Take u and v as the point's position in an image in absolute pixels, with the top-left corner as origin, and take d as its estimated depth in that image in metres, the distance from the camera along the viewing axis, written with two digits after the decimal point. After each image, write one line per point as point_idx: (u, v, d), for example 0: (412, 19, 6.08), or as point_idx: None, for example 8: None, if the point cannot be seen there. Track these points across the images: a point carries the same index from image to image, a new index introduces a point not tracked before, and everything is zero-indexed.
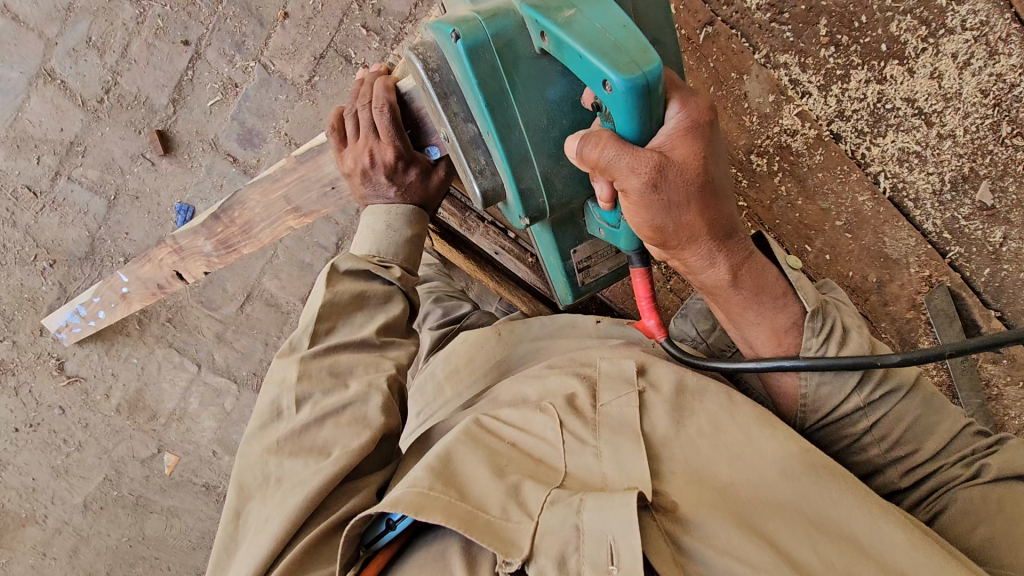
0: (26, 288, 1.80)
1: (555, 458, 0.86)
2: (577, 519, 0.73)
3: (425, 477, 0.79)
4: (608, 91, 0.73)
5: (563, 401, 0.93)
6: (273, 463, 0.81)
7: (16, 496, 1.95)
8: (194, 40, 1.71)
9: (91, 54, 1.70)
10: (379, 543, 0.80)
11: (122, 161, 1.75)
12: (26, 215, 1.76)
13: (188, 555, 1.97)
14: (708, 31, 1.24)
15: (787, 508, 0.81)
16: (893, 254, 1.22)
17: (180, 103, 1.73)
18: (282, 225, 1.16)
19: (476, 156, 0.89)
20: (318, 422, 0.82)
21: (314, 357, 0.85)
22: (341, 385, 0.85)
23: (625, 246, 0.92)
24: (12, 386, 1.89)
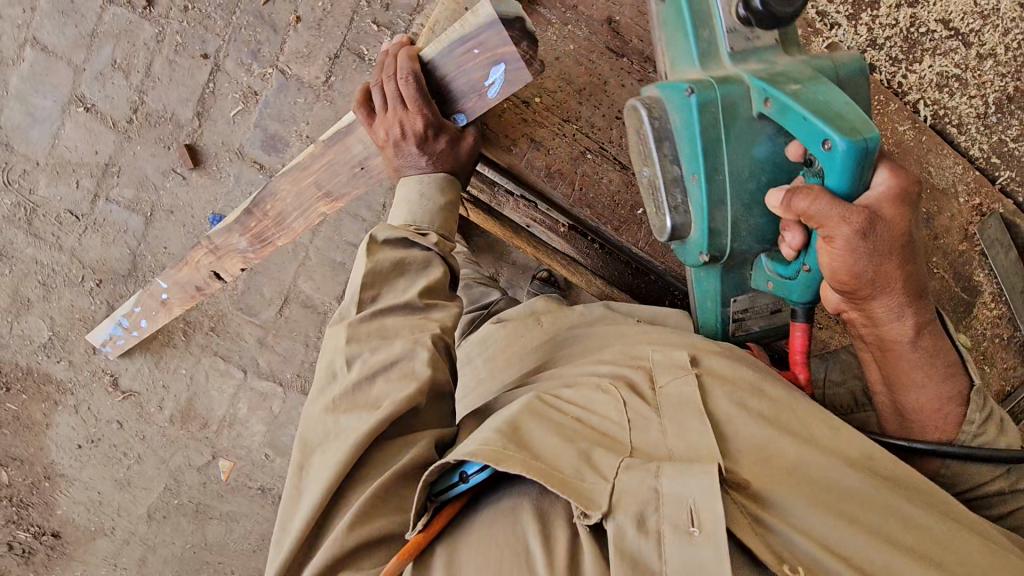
0: (77, 309, 1.86)
1: (620, 432, 0.81)
2: (655, 480, 0.70)
3: (498, 438, 0.77)
4: (826, 149, 0.79)
5: (619, 385, 0.88)
6: (331, 418, 0.81)
7: (84, 511, 2.02)
8: (213, 53, 1.75)
9: (116, 76, 1.75)
10: (447, 493, 0.78)
11: (155, 178, 1.81)
12: (70, 238, 1.83)
13: (250, 558, 2.06)
14: None
15: (849, 487, 0.78)
16: (941, 183, 1.16)
17: (205, 116, 1.78)
18: (314, 212, 1.14)
19: (674, 196, 0.94)
20: (369, 381, 0.82)
21: (361, 322, 0.86)
22: (387, 342, 0.85)
23: (799, 298, 0.93)
24: (71, 405, 1.95)
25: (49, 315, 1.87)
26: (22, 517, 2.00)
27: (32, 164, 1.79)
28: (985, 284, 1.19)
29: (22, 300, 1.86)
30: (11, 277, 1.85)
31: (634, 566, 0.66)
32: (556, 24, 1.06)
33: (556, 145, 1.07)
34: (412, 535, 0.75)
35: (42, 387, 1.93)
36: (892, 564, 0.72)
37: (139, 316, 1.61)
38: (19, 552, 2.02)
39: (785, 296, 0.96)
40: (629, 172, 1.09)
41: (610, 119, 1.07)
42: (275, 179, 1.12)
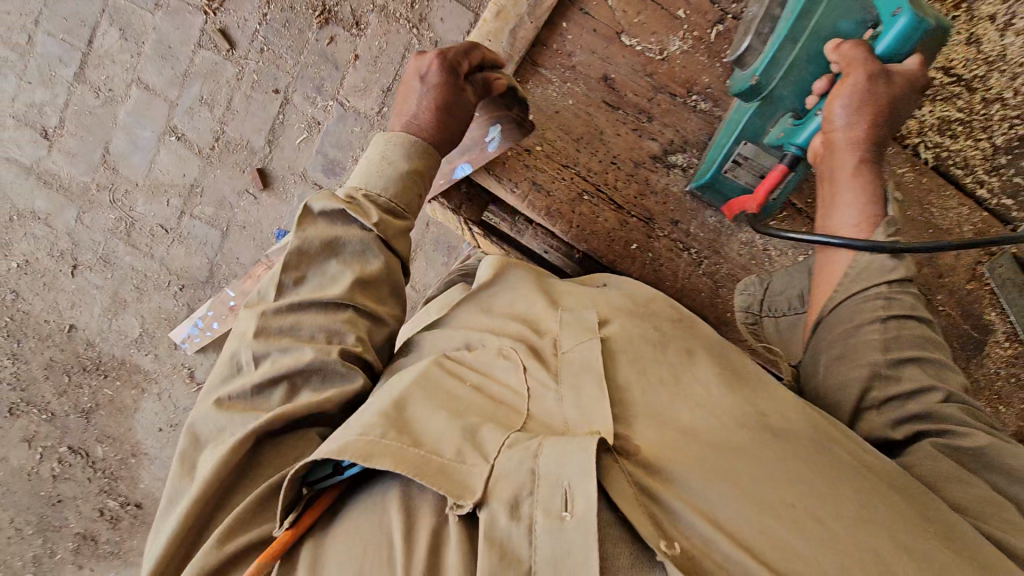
0: (163, 310, 2.15)
1: (518, 402, 0.82)
2: (531, 462, 0.68)
3: (376, 425, 0.75)
4: (894, 15, 0.84)
5: (517, 353, 0.89)
6: (224, 415, 0.83)
7: (162, 487, 2.29)
8: (283, 88, 1.98)
9: (203, 110, 2.02)
10: (324, 483, 0.78)
11: (231, 197, 2.06)
12: (160, 248, 2.11)
13: None
14: (720, 28, 1.06)
15: (743, 446, 0.76)
16: (942, 223, 1.09)
17: (275, 143, 2.01)
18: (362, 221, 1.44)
19: (760, 25, 0.92)
20: (271, 383, 0.84)
21: (274, 313, 0.87)
22: (297, 346, 0.86)
23: (799, 141, 0.93)
24: (156, 392, 2.23)
25: (140, 315, 2.16)
26: (113, 488, 2.28)
27: (133, 185, 2.09)
28: (997, 322, 1.15)
29: (121, 300, 2.16)
30: (113, 281, 2.15)
31: (503, 555, 0.64)
32: (556, 83, 1.11)
33: (554, 187, 1.15)
34: (281, 532, 0.76)
35: (133, 376, 2.22)
36: (786, 540, 0.65)
37: (212, 318, 1.90)
38: (108, 519, 2.29)
39: (788, 141, 0.95)
40: (623, 211, 1.13)
41: (607, 165, 1.12)
42: None
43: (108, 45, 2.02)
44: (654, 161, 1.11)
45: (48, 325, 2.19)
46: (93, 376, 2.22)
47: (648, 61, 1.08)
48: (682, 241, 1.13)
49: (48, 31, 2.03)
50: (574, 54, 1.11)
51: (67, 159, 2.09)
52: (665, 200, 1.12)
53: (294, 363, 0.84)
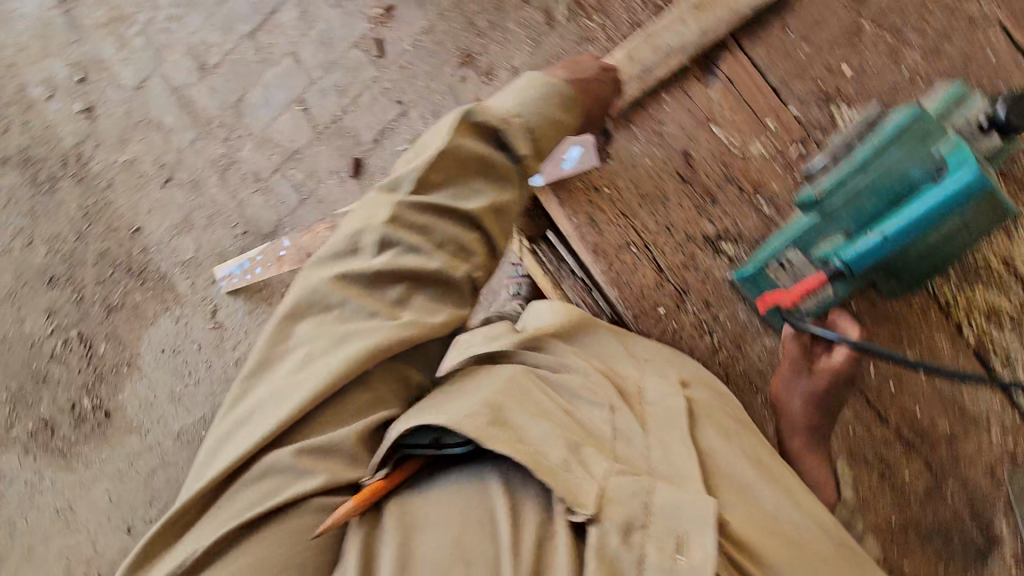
0: (219, 244, 2.33)
1: (603, 436, 0.96)
2: (646, 497, 0.82)
3: (483, 416, 0.91)
4: (956, 173, 0.92)
5: (616, 402, 1.01)
6: (336, 295, 1.04)
7: (135, 407, 2.32)
8: (406, 101, 2.24)
9: (333, 94, 2.30)
10: (418, 449, 0.96)
11: (322, 173, 2.31)
12: (244, 192, 2.34)
13: None
14: (799, 148, 1.31)
15: (812, 548, 0.89)
16: (971, 407, 1.32)
17: (380, 143, 2.27)
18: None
19: (846, 147, 1.07)
20: (389, 273, 1.05)
21: (408, 206, 1.08)
22: (423, 250, 1.07)
23: (843, 257, 1.02)
24: (175, 315, 2.33)
25: (199, 242, 2.34)
26: (93, 388, 2.33)
27: (248, 132, 2.36)
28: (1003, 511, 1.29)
29: (191, 223, 2.36)
30: (193, 204, 2.36)
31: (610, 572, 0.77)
32: (641, 143, 1.40)
33: (608, 228, 1.41)
34: (373, 480, 0.99)
35: (165, 292, 2.34)
36: None
37: (259, 264, 2.23)
38: (75, 415, 2.33)
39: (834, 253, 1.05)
40: (664, 275, 1.38)
41: (661, 227, 1.38)
42: None
43: (284, 19, 2.33)
44: (704, 241, 1.36)
45: (121, 219, 2.38)
46: (132, 279, 2.35)
47: (727, 152, 1.35)
48: (708, 322, 1.36)
49: None
50: (664, 121, 1.39)
51: (206, 92, 2.38)
52: (705, 279, 1.36)
53: (412, 318, 1.05)
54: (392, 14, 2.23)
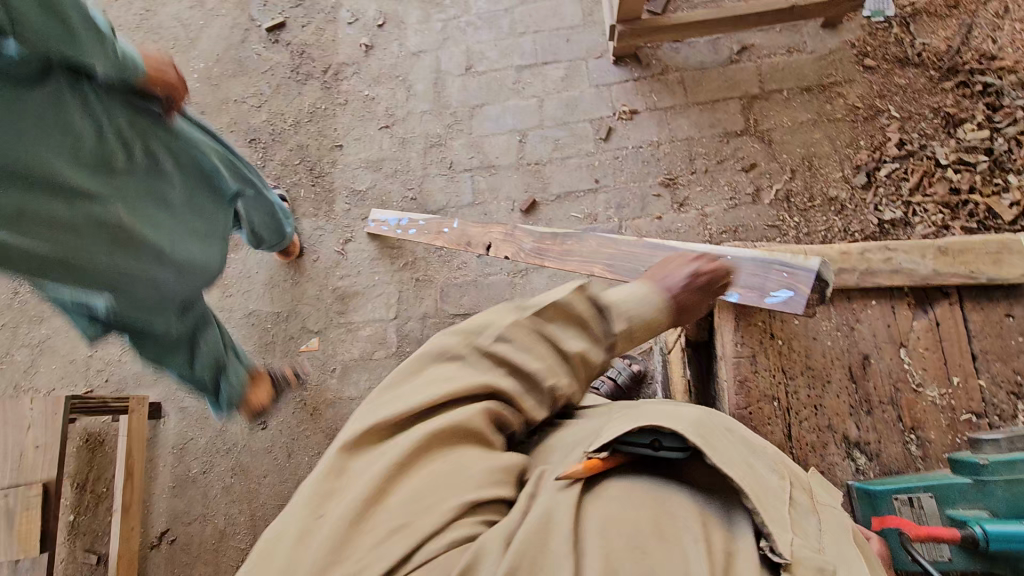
0: (387, 195, 2.61)
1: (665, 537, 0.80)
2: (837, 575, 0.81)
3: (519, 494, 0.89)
4: None
5: (794, 495, 0.96)
6: (371, 434, 0.93)
7: (236, 272, 2.57)
8: (601, 184, 2.51)
9: (550, 144, 2.59)
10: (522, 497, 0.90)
11: (501, 194, 2.54)
12: (433, 170, 2.62)
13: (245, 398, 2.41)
14: (971, 416, 1.41)
15: None
16: None
17: (560, 201, 2.51)
18: (589, 269, 1.89)
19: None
20: (449, 384, 0.98)
21: (464, 338, 1.04)
22: (488, 364, 1.01)
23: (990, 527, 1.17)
24: (318, 224, 2.61)
25: (375, 184, 2.64)
26: None
27: (468, 130, 2.67)
28: None
29: (379, 167, 2.66)
30: (390, 155, 2.67)
31: None
32: (830, 325, 1.50)
33: (762, 375, 1.47)
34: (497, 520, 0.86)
35: (323, 204, 2.64)
36: None
37: (414, 227, 2.42)
38: None
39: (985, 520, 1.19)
40: (788, 443, 1.42)
41: (809, 404, 1.44)
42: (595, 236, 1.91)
43: (551, 73, 2.70)
44: (842, 439, 1.41)
45: (332, 132, 2.76)
46: (307, 179, 2.69)
47: (905, 378, 1.44)
48: None
49: (535, 32, 2.77)
50: (860, 320, 1.51)
51: (459, 85, 2.75)
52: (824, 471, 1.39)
53: (472, 400, 0.97)
54: (632, 116, 2.59)
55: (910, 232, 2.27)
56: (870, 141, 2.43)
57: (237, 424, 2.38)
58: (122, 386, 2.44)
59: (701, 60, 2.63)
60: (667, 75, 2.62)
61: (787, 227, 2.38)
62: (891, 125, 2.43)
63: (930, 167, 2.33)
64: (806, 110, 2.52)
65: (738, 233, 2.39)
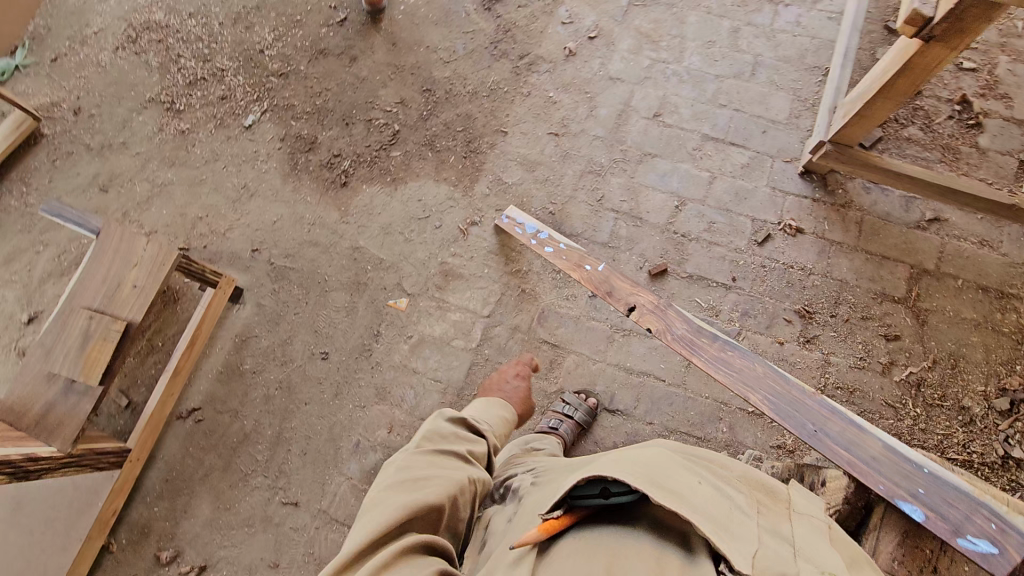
0: (529, 199, 2.57)
1: (626, 551, 0.96)
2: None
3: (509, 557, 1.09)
4: None
5: (761, 506, 1.09)
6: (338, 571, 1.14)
7: (361, 204, 2.58)
8: (737, 284, 2.42)
9: (704, 223, 2.51)
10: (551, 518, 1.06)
11: (637, 248, 2.48)
12: (583, 196, 2.57)
13: (315, 324, 2.41)
14: None
15: None
16: None
17: (691, 281, 2.43)
18: (753, 396, 2.10)
19: None
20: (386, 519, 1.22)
21: (385, 491, 1.32)
22: (418, 492, 1.31)
23: None
24: (453, 195, 2.58)
25: (522, 183, 2.60)
26: (359, 165, 2.64)
27: (631, 173, 2.61)
28: None
29: (533, 168, 2.63)
30: (548, 162, 2.64)
31: None
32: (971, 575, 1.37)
33: None
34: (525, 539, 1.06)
35: (466, 179, 2.61)
36: None
37: (550, 244, 2.29)
38: (330, 162, 2.65)
39: None
40: None
41: None
42: (761, 363, 1.70)
43: (734, 156, 2.61)
44: None
45: (503, 117, 2.74)
46: (461, 148, 2.67)
47: None
48: None
49: (736, 110, 2.68)
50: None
51: (641, 127, 2.69)
52: None
53: (392, 512, 1.23)
54: (796, 233, 2.48)
55: None
56: None
57: (302, 344, 2.39)
58: (216, 260, 2.50)
59: (886, 211, 2.52)
60: (848, 210, 2.51)
61: (906, 413, 2.23)
62: None
63: None
64: (974, 308, 2.36)
65: (853, 395, 2.27)
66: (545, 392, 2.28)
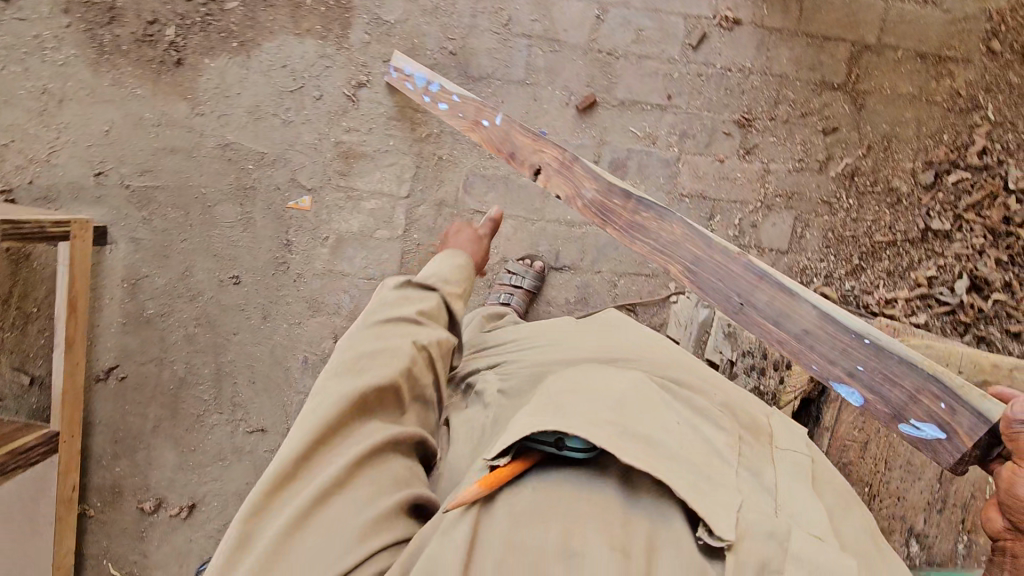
0: (422, 38, 2.08)
1: (596, 509, 0.82)
2: (782, 542, 0.78)
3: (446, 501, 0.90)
4: None
5: (745, 443, 0.96)
6: (267, 485, 0.89)
7: (211, 85, 2.02)
8: (674, 102, 2.17)
9: (630, 33, 2.15)
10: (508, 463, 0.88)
11: (559, 79, 2.14)
12: (485, 22, 2.10)
13: (209, 249, 2.07)
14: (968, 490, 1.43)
15: None
16: None
17: (624, 108, 2.17)
18: (664, 266, 1.36)
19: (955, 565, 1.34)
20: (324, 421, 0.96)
21: (328, 376, 1.04)
22: (363, 374, 1.03)
23: None
24: (326, 51, 2.05)
25: (407, 17, 2.07)
26: (189, 30, 2.00)
27: None
28: None
29: None
30: None
31: None
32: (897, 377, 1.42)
33: None
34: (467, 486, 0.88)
35: (335, 24, 2.05)
36: None
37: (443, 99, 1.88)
38: (148, 33, 2.00)
39: None
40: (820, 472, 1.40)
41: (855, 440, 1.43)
42: (674, 217, 1.37)
43: None
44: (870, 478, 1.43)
45: None
46: None
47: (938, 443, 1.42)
48: None
49: None
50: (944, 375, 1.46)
51: None
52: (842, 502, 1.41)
53: (330, 412, 0.96)
54: (732, 27, 2.17)
55: (947, 245, 2.20)
56: (954, 139, 2.25)
57: (204, 272, 2.08)
58: (53, 196, 1.99)
59: None
60: None
61: (840, 206, 2.25)
62: (982, 126, 2.25)
63: (999, 188, 2.19)
64: (912, 81, 2.24)
65: (791, 200, 2.24)
66: (487, 265, 2.14)
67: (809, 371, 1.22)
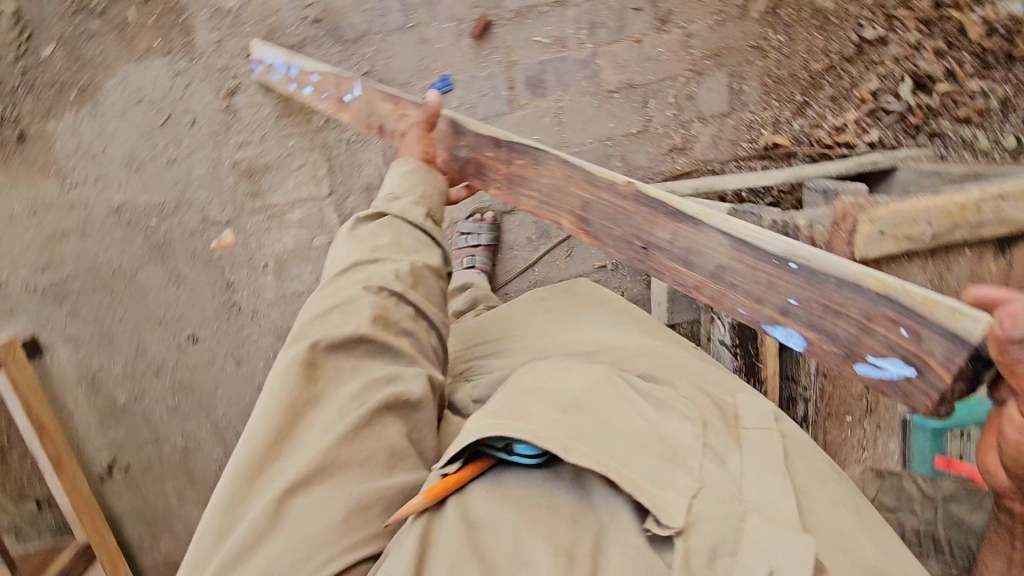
0: (277, 17, 1.86)
1: (546, 502, 0.79)
2: (736, 524, 0.71)
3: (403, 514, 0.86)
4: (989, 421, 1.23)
5: (712, 413, 0.87)
6: (244, 453, 0.84)
7: (73, 148, 1.83)
8: None
9: None
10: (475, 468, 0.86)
11: (440, 12, 1.92)
12: None
13: (149, 318, 1.94)
14: None
15: None
16: None
17: (519, 19, 1.95)
18: (556, 220, 1.22)
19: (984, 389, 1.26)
20: (298, 391, 0.89)
21: (300, 339, 0.96)
22: (335, 338, 0.95)
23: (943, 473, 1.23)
24: (177, 69, 1.82)
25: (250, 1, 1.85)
26: (18, 98, 1.79)
27: None
28: None
29: None
30: None
31: None
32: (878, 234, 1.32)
33: None
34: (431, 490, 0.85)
35: (174, 34, 1.81)
36: None
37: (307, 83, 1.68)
38: None
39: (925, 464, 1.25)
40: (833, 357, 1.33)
41: None
42: (553, 157, 1.21)
43: None
44: None
45: None
46: None
47: None
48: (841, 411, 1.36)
49: None
50: None
51: None
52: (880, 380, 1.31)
53: (302, 384, 0.89)
54: None
55: (883, 51, 1.85)
56: None
57: (158, 343, 1.95)
58: None
59: None
60: None
61: (770, 46, 1.94)
62: None
63: None
64: None
65: (721, 57, 1.97)
66: None
67: (738, 315, 1.01)
